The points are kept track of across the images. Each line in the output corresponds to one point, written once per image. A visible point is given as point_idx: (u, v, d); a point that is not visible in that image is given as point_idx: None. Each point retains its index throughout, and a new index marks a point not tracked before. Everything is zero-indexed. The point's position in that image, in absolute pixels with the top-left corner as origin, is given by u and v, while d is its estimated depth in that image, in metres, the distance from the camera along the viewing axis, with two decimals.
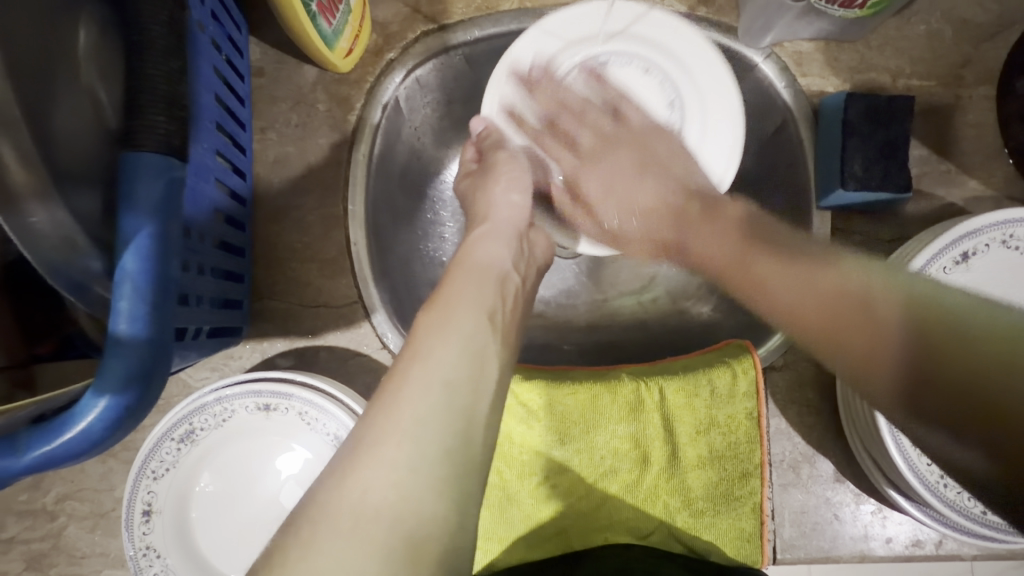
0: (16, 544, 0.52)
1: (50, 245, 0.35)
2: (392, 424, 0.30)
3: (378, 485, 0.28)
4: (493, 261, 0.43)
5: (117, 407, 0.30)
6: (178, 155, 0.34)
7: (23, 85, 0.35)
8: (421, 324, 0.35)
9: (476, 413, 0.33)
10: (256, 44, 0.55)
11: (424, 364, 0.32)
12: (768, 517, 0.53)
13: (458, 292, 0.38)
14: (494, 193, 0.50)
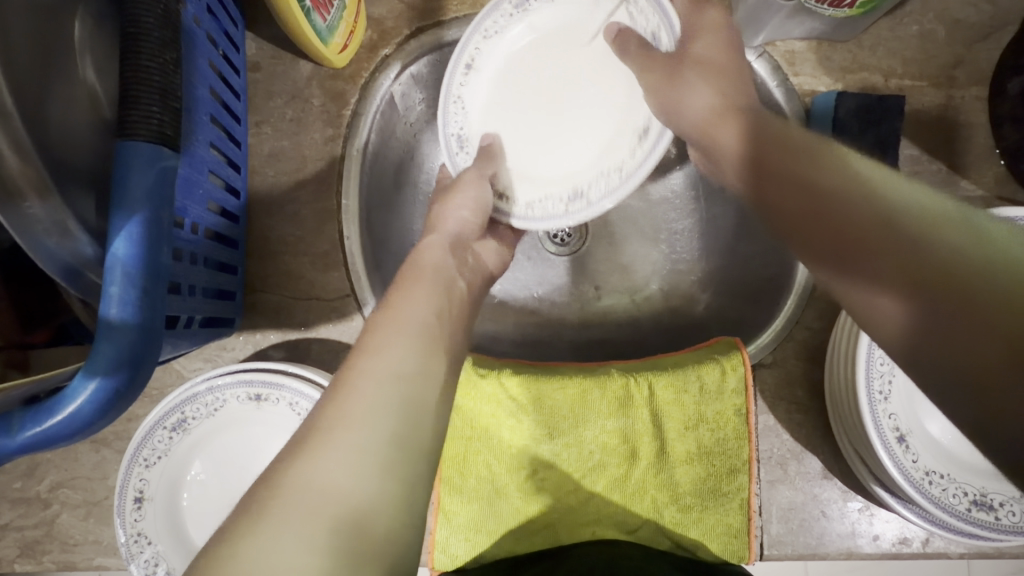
0: (10, 531, 0.53)
1: (41, 224, 0.35)
2: (347, 411, 0.31)
3: (328, 465, 0.28)
4: (441, 266, 0.44)
5: (107, 390, 0.31)
6: (170, 145, 0.35)
7: (21, 74, 0.35)
8: (373, 324, 0.37)
9: (426, 405, 0.33)
10: (252, 39, 0.56)
11: (374, 359, 0.34)
12: (755, 513, 0.54)
13: (409, 292, 0.40)
14: (451, 208, 0.50)
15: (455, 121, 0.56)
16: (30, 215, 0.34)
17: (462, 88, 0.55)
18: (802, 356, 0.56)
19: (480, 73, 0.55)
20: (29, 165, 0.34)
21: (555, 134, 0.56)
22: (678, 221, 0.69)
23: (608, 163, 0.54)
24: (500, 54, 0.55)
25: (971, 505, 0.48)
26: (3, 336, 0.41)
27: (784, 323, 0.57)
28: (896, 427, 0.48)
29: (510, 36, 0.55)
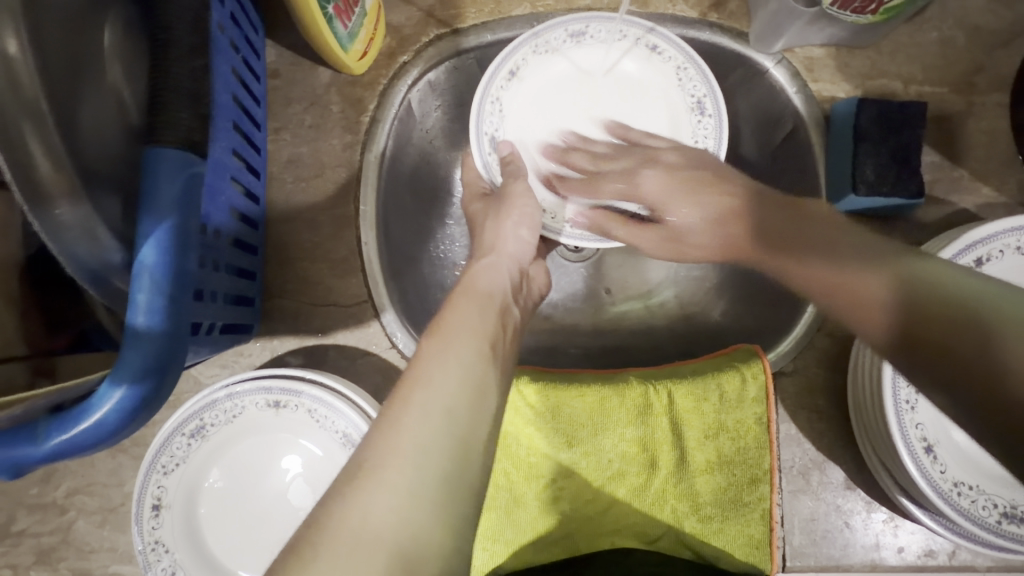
0: (26, 537, 0.53)
1: (70, 228, 0.35)
2: (393, 449, 0.30)
3: (379, 507, 0.28)
4: (494, 289, 0.44)
5: (135, 398, 0.30)
6: (198, 151, 0.34)
7: (54, 80, 0.35)
8: (425, 351, 0.36)
9: (475, 440, 0.33)
10: (272, 47, 0.56)
11: (426, 392, 0.33)
12: (777, 524, 0.53)
13: (461, 319, 0.39)
14: (504, 227, 0.51)
15: (490, 121, 0.56)
16: (56, 214, 0.34)
17: (503, 91, 0.57)
18: (823, 363, 0.56)
19: (523, 81, 0.58)
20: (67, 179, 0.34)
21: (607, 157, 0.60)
22: None
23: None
24: (547, 72, 0.59)
25: (1002, 517, 0.47)
26: (31, 334, 0.40)
27: (805, 330, 0.56)
28: (924, 437, 0.48)
29: (561, 56, 0.58)
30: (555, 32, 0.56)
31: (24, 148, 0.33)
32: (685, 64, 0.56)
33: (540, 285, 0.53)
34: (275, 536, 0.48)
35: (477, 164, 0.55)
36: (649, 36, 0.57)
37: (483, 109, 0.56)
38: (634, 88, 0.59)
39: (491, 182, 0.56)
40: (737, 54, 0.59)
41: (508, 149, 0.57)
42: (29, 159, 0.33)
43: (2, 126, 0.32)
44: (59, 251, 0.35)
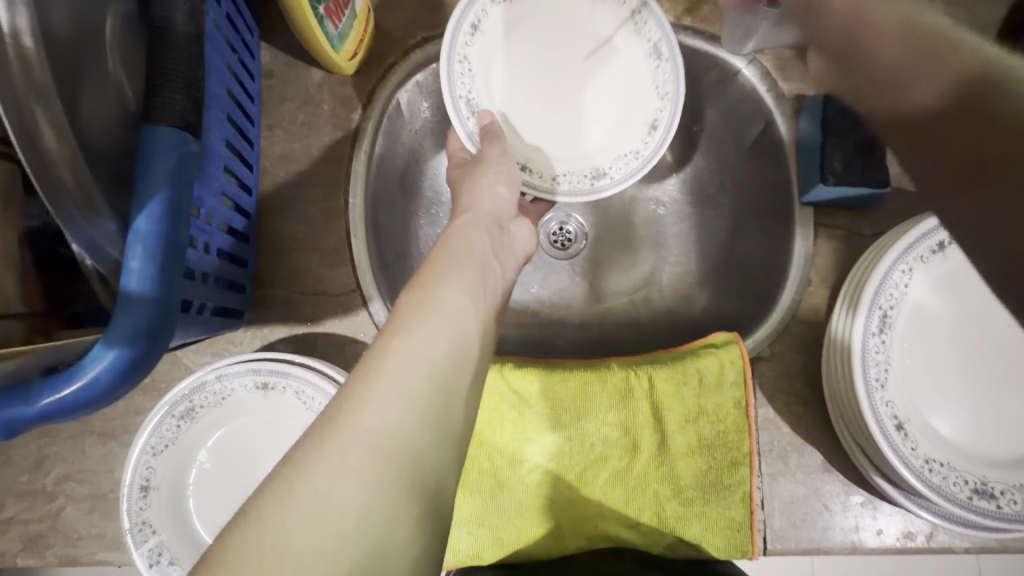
0: (14, 525, 0.53)
1: (70, 198, 0.34)
2: (372, 392, 0.31)
3: (359, 447, 0.29)
4: (473, 248, 0.44)
5: (125, 360, 0.32)
6: (191, 132, 0.36)
7: (61, 68, 0.35)
8: (405, 302, 0.37)
9: (455, 396, 0.34)
10: (266, 49, 0.59)
11: (405, 339, 0.34)
12: (757, 506, 0.54)
13: (442, 271, 0.40)
14: (480, 185, 0.52)
15: (462, 83, 0.56)
16: (61, 185, 0.34)
17: (469, 47, 0.56)
18: (799, 349, 0.57)
19: (485, 36, 0.58)
20: (75, 166, 0.34)
21: (575, 107, 0.63)
22: (675, 225, 0.72)
23: (624, 147, 0.61)
24: (506, 23, 0.59)
25: (973, 493, 0.47)
26: (27, 301, 0.39)
27: (782, 316, 0.58)
28: (894, 415, 0.49)
29: (518, 6, 0.59)
30: None
31: (32, 129, 0.32)
32: (639, 9, 0.58)
33: (524, 244, 0.55)
34: None
35: (459, 131, 0.55)
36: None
37: (454, 71, 0.55)
38: (593, 36, 0.61)
39: (471, 150, 0.57)
40: (711, 56, 0.62)
41: (487, 119, 0.57)
42: (35, 130, 0.32)
43: (15, 109, 0.31)
44: (64, 223, 0.35)
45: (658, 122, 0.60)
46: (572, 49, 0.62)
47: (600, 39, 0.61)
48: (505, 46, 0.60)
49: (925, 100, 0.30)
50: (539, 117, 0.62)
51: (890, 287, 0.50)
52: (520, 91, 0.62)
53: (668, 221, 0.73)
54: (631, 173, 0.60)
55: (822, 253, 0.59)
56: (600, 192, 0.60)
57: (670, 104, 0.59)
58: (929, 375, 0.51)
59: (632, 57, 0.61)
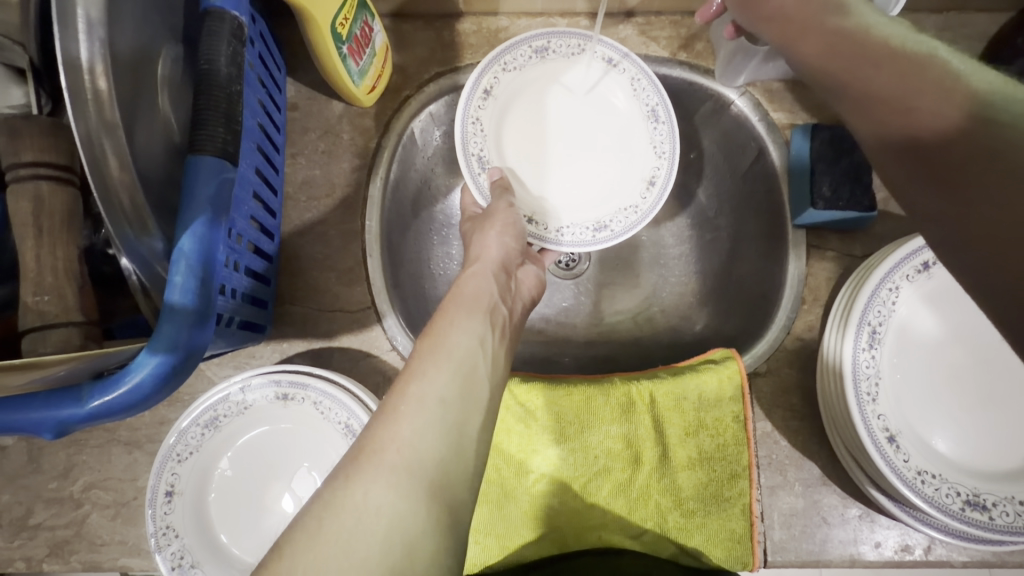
0: (41, 530, 0.55)
1: (125, 217, 0.38)
2: (391, 434, 0.34)
3: (379, 488, 0.32)
4: (480, 294, 0.48)
5: (166, 366, 0.34)
6: (230, 160, 0.40)
7: (123, 103, 0.39)
8: (419, 351, 0.40)
9: (467, 427, 0.37)
10: (291, 83, 0.64)
11: (420, 384, 0.37)
12: (757, 518, 0.55)
13: (452, 319, 0.43)
14: (489, 236, 0.56)
15: (474, 143, 0.62)
16: (119, 206, 0.37)
17: (479, 110, 0.62)
18: (795, 365, 0.59)
19: (495, 99, 0.63)
20: (132, 188, 0.38)
21: (578, 164, 0.66)
22: (675, 247, 0.76)
23: (623, 202, 0.64)
24: (515, 85, 0.64)
25: (964, 505, 0.49)
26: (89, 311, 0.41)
27: (777, 333, 0.60)
28: (886, 427, 0.51)
29: (526, 73, 0.64)
30: (518, 47, 0.62)
31: (99, 152, 0.36)
32: (639, 77, 0.64)
33: (531, 288, 0.57)
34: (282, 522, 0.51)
35: (472, 187, 0.60)
36: (607, 50, 0.64)
37: (467, 132, 0.61)
38: (594, 100, 0.66)
39: (483, 203, 0.61)
40: (706, 88, 0.66)
41: (497, 174, 0.61)
42: (102, 157, 0.36)
43: (88, 142, 0.36)
44: (116, 240, 0.38)
45: (657, 178, 0.64)
46: (575, 109, 0.66)
47: (601, 104, 0.66)
48: (515, 108, 0.65)
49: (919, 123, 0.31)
50: (544, 169, 0.66)
51: (878, 304, 0.53)
52: (528, 144, 0.65)
53: (668, 244, 0.76)
54: (630, 225, 0.63)
55: (814, 273, 0.61)
56: (602, 243, 0.62)
57: (666, 164, 0.64)
58: (919, 393, 0.53)
59: (632, 119, 0.66)
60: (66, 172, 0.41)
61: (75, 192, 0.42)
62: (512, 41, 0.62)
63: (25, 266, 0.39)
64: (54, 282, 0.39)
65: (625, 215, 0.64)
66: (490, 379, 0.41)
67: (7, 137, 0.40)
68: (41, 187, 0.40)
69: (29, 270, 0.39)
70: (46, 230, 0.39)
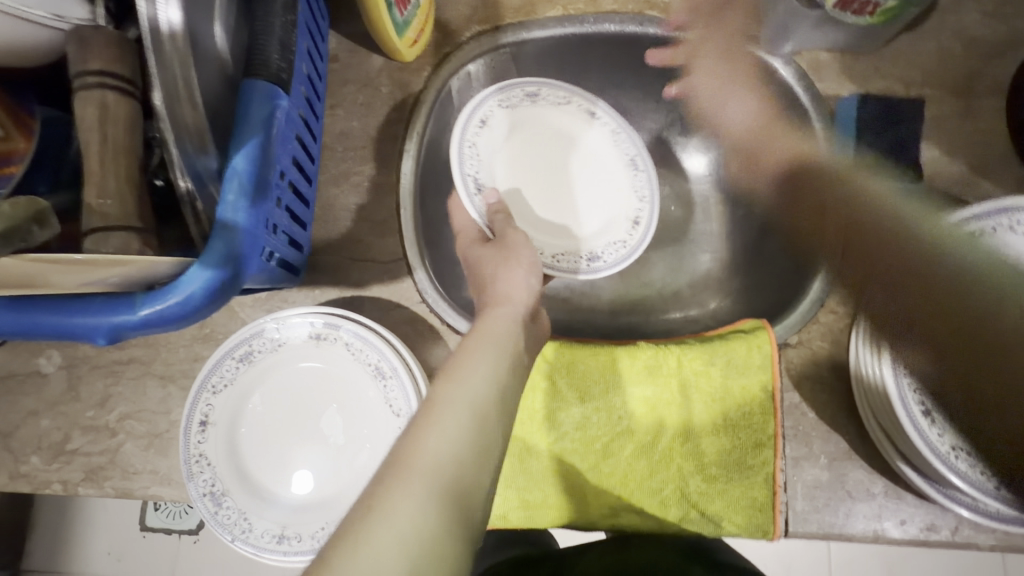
0: (77, 456, 0.57)
1: (188, 134, 0.39)
2: (408, 482, 0.32)
3: (393, 538, 0.29)
4: (511, 336, 0.47)
5: (216, 280, 0.35)
6: (283, 88, 0.41)
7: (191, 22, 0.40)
8: (436, 395, 0.38)
9: (481, 481, 0.35)
10: (333, 35, 0.64)
11: (438, 428, 0.35)
12: (780, 489, 0.55)
13: (472, 361, 0.41)
14: (515, 272, 0.55)
15: (471, 165, 0.61)
16: (182, 121, 0.38)
17: (476, 138, 0.62)
18: (827, 338, 0.59)
19: (491, 130, 0.64)
20: (195, 108, 0.39)
21: (570, 200, 0.69)
22: (704, 224, 0.77)
23: (613, 237, 0.68)
24: (511, 121, 0.65)
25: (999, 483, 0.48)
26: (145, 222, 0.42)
27: (811, 305, 0.59)
28: (920, 400, 0.50)
29: (520, 110, 0.66)
30: (510, 87, 0.63)
31: (170, 66, 0.37)
32: (619, 129, 0.70)
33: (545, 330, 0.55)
34: (308, 461, 0.52)
35: (468, 208, 0.59)
36: (589, 104, 0.69)
37: (464, 156, 0.60)
38: (581, 149, 0.70)
39: (480, 226, 0.60)
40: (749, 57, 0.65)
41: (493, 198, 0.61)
42: (171, 71, 0.37)
43: (159, 55, 0.37)
44: (176, 155, 0.39)
45: (641, 219, 0.69)
46: (568, 146, 0.69)
47: (585, 150, 0.70)
48: (511, 138, 0.66)
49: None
50: (542, 200, 0.68)
51: None
52: (523, 175, 0.67)
53: (697, 219, 0.77)
54: (619, 258, 0.67)
55: (853, 247, 0.60)
56: (596, 272, 0.65)
57: (649, 205, 0.69)
58: (960, 380, 0.52)
59: (614, 164, 0.71)
60: (130, 85, 0.42)
61: (136, 105, 0.43)
62: (509, 81, 0.63)
63: (90, 171, 0.40)
64: (116, 187, 0.40)
65: (612, 250, 0.67)
66: (503, 422, 0.39)
67: (77, 47, 0.40)
68: (107, 96, 0.40)
69: (93, 175, 0.40)
70: (110, 138, 0.40)
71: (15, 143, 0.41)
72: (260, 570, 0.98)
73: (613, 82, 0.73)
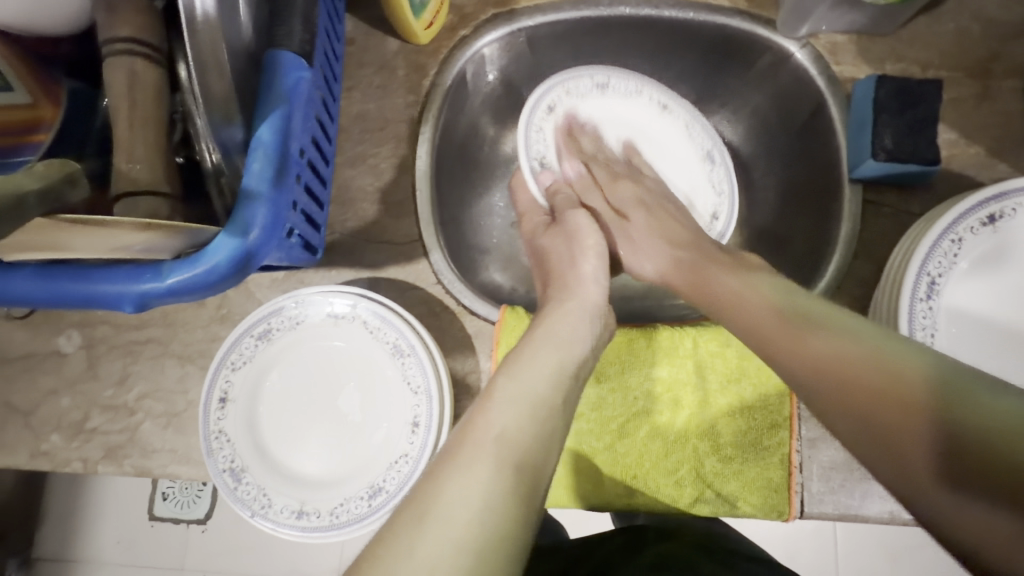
0: (97, 434, 0.58)
1: (217, 105, 0.39)
2: (470, 466, 0.35)
3: (460, 511, 0.32)
4: (576, 333, 0.48)
5: (242, 248, 0.35)
6: (307, 60, 0.41)
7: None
8: (498, 389, 0.41)
9: (541, 466, 0.38)
10: (349, 18, 0.64)
11: (494, 419, 0.38)
12: (796, 469, 0.55)
13: (535, 355, 0.44)
14: (587, 262, 0.56)
15: (535, 149, 0.64)
16: (211, 91, 0.38)
17: (542, 123, 0.65)
18: None
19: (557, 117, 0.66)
20: (223, 78, 0.38)
21: None
22: None
23: None
24: (579, 111, 0.67)
25: None
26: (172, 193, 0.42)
27: (827, 287, 0.59)
28: None
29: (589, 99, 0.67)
30: (577, 76, 0.65)
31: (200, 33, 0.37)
32: (693, 122, 0.68)
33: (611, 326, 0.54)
34: (325, 439, 0.52)
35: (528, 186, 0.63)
36: (663, 94, 0.68)
37: (529, 139, 0.64)
38: (651, 143, 0.69)
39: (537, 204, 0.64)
40: (765, 40, 0.65)
41: (548, 180, 0.63)
42: (203, 39, 0.37)
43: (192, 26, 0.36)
44: (207, 126, 0.40)
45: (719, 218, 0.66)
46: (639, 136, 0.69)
47: (659, 141, 0.69)
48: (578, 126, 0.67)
49: (911, 428, 0.31)
50: None
51: (939, 255, 0.51)
52: None
53: None
54: None
55: (870, 229, 0.60)
56: None
57: (727, 200, 0.66)
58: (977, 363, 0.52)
59: (688, 157, 0.68)
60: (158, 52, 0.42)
61: (163, 73, 0.43)
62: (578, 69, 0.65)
63: (119, 134, 0.41)
64: (145, 153, 0.41)
65: None
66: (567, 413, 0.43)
67: (105, 12, 0.41)
68: (135, 62, 0.41)
69: (123, 140, 0.41)
70: (137, 105, 0.41)
71: (42, 111, 0.43)
72: (268, 559, 0.98)
73: (628, 66, 0.74)
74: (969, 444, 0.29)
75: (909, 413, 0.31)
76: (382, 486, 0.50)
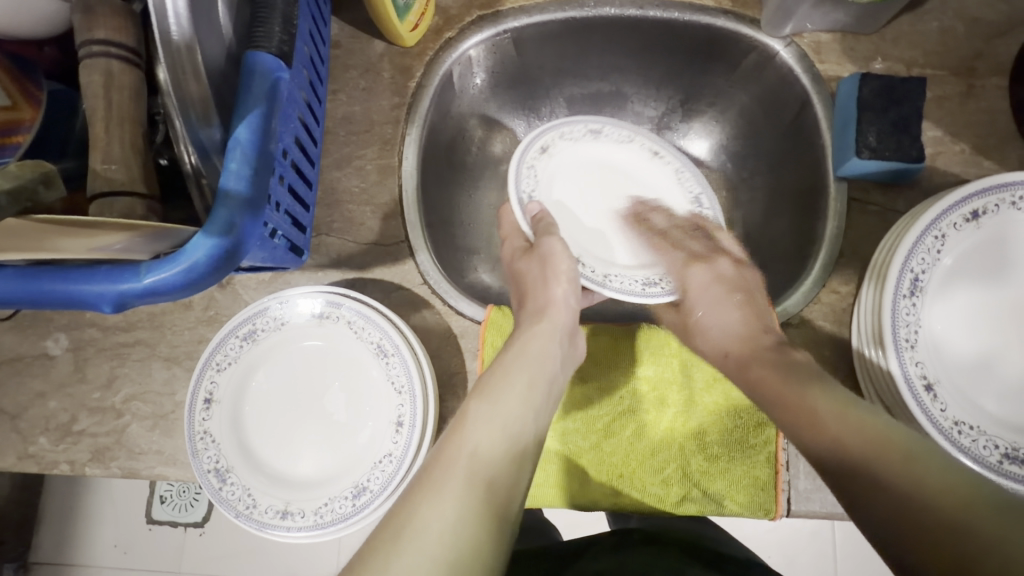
0: (84, 437, 0.58)
1: (193, 104, 0.39)
2: (447, 480, 0.37)
3: (438, 516, 0.34)
4: (546, 357, 0.48)
5: (221, 247, 0.35)
6: (285, 61, 0.41)
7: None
8: (471, 411, 0.42)
9: (518, 483, 0.40)
10: (335, 21, 0.65)
11: (468, 435, 0.40)
12: (783, 467, 0.55)
13: (506, 374, 0.45)
14: (557, 289, 0.55)
15: (527, 183, 0.62)
16: (187, 92, 0.39)
17: (536, 163, 0.63)
18: (830, 318, 0.58)
19: (551, 157, 0.65)
20: (200, 82, 0.39)
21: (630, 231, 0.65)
22: None
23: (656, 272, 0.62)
24: (570, 155, 0.66)
25: (1003, 458, 0.48)
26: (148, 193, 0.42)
27: (814, 283, 0.59)
28: (923, 375, 0.50)
29: (580, 146, 0.66)
30: (570, 122, 0.65)
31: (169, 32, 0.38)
32: (682, 170, 0.66)
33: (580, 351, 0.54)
34: (312, 440, 0.52)
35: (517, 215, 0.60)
36: (653, 142, 0.66)
37: (521, 174, 0.62)
38: (638, 185, 0.66)
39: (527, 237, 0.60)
40: (750, 38, 0.65)
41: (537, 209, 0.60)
42: (175, 43, 0.38)
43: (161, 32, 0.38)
44: (182, 127, 0.40)
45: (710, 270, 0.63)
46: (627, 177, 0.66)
47: (647, 184, 0.66)
48: (570, 169, 0.66)
49: (882, 474, 0.37)
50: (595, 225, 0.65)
51: (923, 251, 0.51)
52: (580, 202, 0.65)
53: None
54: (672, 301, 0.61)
55: (856, 227, 0.60)
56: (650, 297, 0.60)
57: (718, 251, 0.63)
58: (963, 359, 0.52)
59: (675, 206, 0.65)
60: (133, 55, 0.43)
61: (141, 74, 0.43)
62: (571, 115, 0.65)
63: (96, 134, 0.41)
64: (121, 154, 0.41)
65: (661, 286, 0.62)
66: (540, 440, 0.44)
67: (82, 15, 0.41)
68: (112, 63, 0.41)
69: (99, 141, 0.41)
70: (113, 105, 0.41)
71: (22, 112, 0.43)
72: (263, 562, 0.98)
73: (615, 68, 0.74)
74: (915, 499, 0.35)
75: (883, 460, 0.38)
76: (367, 485, 0.49)
